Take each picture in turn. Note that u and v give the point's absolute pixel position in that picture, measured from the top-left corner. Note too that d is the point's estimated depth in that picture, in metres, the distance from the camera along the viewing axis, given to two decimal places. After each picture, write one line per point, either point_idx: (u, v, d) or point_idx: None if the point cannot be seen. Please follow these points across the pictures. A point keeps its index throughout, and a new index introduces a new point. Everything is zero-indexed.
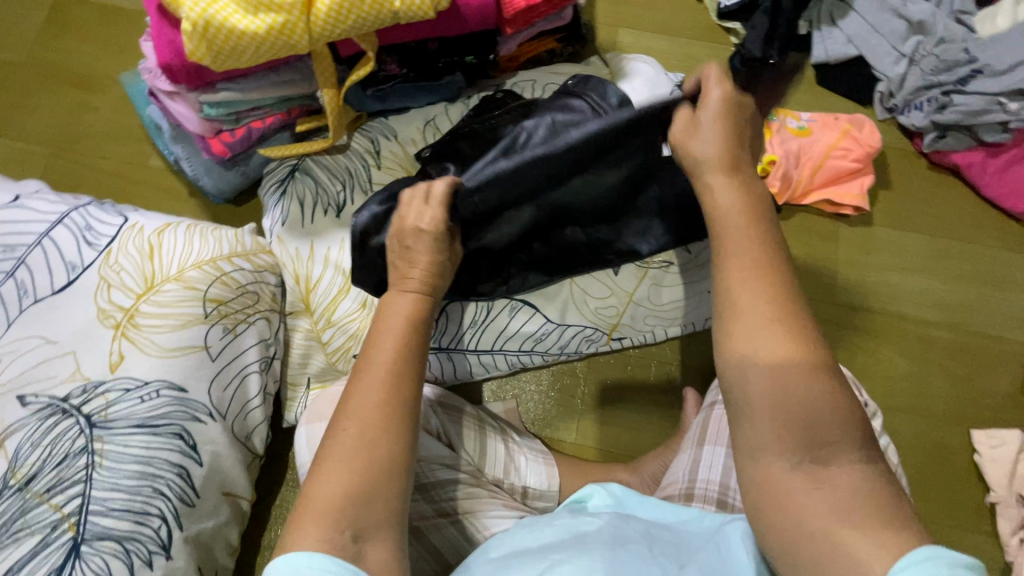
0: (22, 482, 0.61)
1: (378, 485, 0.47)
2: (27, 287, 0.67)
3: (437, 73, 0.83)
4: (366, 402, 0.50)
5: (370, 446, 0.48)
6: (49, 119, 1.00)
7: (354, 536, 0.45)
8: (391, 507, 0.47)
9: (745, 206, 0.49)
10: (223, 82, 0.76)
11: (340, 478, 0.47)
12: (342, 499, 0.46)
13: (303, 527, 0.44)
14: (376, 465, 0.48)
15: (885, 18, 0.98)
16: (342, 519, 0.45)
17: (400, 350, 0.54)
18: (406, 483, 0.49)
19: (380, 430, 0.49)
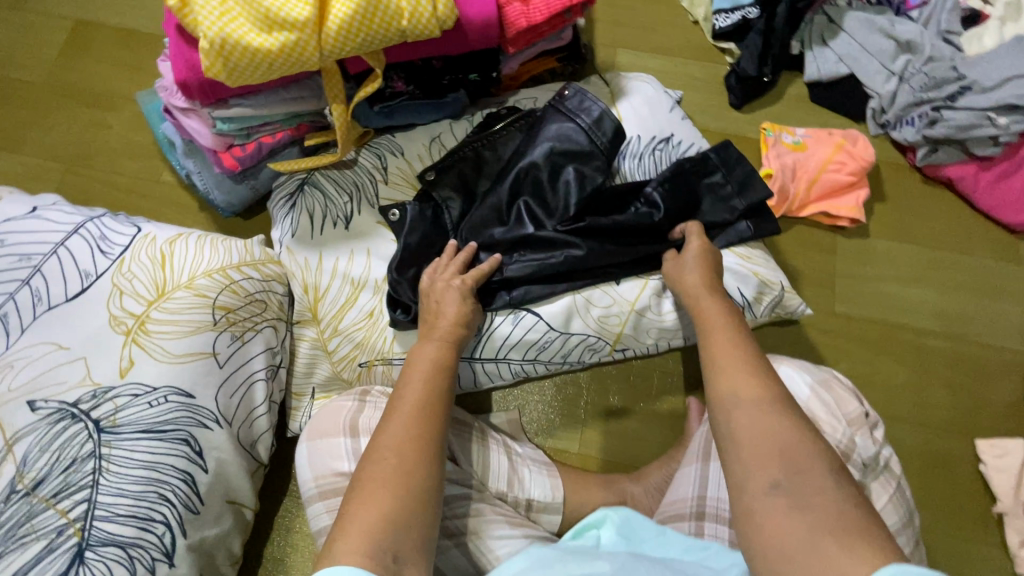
0: (30, 487, 0.61)
1: (415, 510, 0.50)
2: (41, 294, 0.69)
3: (442, 91, 0.86)
4: (398, 435, 0.55)
5: (407, 471, 0.52)
6: (65, 137, 1.03)
7: (393, 558, 0.47)
8: (425, 533, 0.50)
9: (717, 306, 0.66)
10: (236, 98, 0.79)
11: (379, 503, 0.49)
12: (382, 524, 0.48)
13: (344, 545, 0.46)
14: (412, 490, 0.51)
15: (874, 38, 1.01)
16: (382, 541, 0.47)
17: (425, 391, 0.60)
18: (437, 510, 0.52)
19: (416, 457, 0.53)
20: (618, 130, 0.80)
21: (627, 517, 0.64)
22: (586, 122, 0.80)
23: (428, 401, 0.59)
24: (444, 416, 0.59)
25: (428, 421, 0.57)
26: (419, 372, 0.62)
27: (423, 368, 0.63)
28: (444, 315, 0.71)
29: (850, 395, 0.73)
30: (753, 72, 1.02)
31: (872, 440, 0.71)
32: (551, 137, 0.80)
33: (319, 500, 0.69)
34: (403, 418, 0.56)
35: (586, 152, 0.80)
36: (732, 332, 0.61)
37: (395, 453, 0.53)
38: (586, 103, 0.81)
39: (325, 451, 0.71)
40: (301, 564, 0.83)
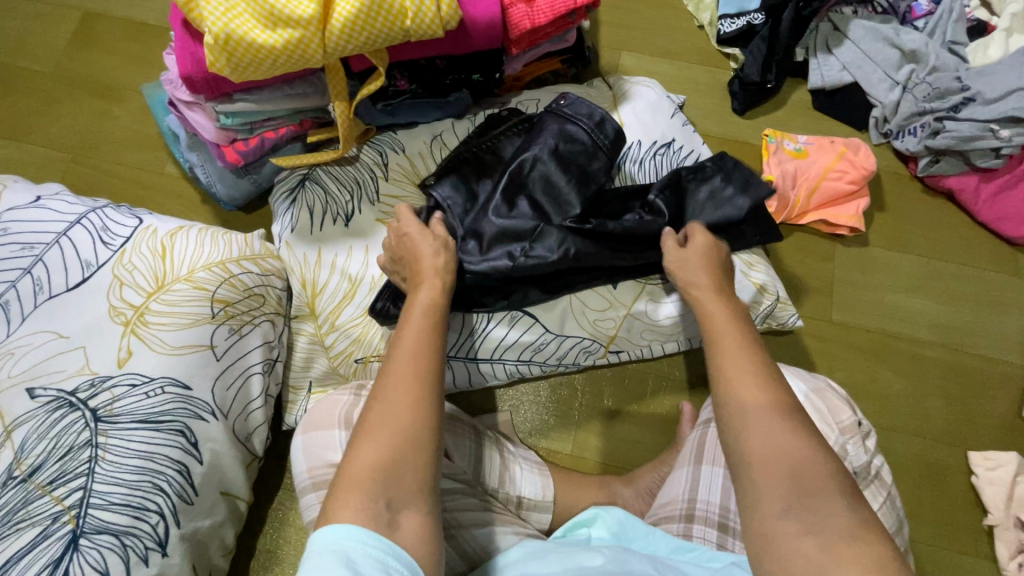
0: (27, 473, 0.62)
1: (408, 453, 0.49)
2: (43, 284, 0.70)
3: (445, 90, 0.86)
4: (397, 379, 0.54)
5: (401, 414, 0.51)
6: (71, 126, 1.04)
7: (387, 505, 0.46)
8: (422, 474, 0.49)
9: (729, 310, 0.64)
10: (240, 93, 0.80)
11: (375, 451, 0.49)
12: (375, 468, 0.48)
13: (341, 498, 0.47)
14: (407, 431, 0.50)
15: (878, 47, 1.01)
16: (374, 489, 0.47)
17: (424, 335, 0.58)
18: (435, 449, 0.51)
19: (411, 398, 0.52)
20: (620, 133, 0.81)
21: (620, 518, 0.71)
22: (585, 122, 0.80)
23: (423, 342, 0.57)
24: (439, 354, 0.57)
25: (424, 360, 0.55)
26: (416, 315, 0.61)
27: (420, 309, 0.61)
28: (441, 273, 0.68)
29: (844, 403, 0.73)
30: (757, 78, 1.02)
31: (865, 449, 0.71)
32: (553, 138, 0.79)
33: (312, 491, 0.70)
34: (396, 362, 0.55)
35: (588, 152, 0.80)
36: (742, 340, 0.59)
37: (389, 395, 0.52)
38: (587, 107, 0.80)
39: (320, 444, 0.72)
40: (293, 556, 0.84)
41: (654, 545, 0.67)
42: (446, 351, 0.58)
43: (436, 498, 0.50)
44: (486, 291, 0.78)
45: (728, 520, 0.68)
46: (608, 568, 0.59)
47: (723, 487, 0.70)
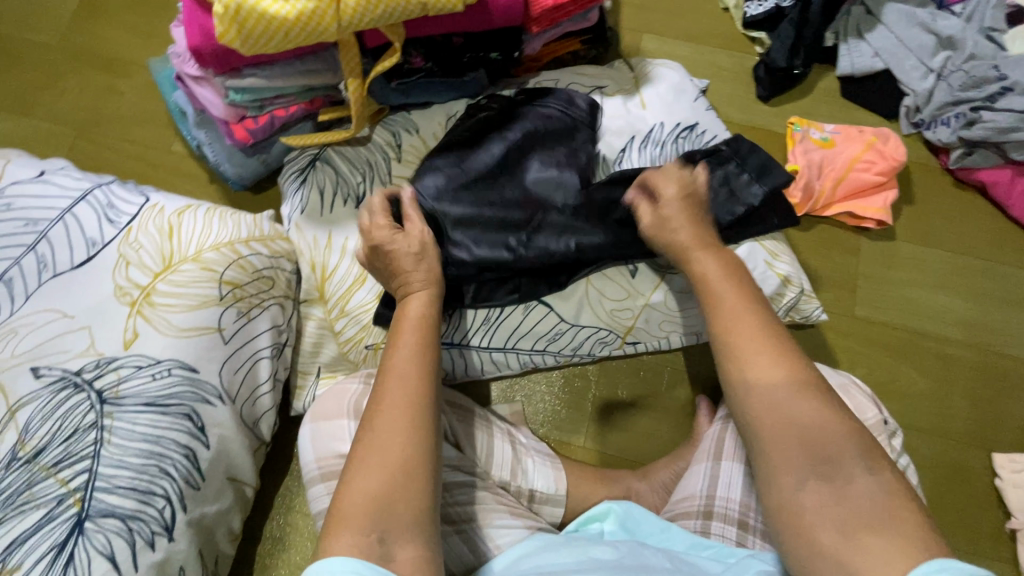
0: (31, 454, 0.61)
1: (397, 486, 0.49)
2: (48, 261, 0.68)
3: (462, 69, 0.83)
4: (387, 409, 0.53)
5: (392, 445, 0.51)
6: (77, 101, 1.02)
7: (379, 539, 0.46)
8: (415, 505, 0.49)
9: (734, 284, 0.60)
10: (250, 68, 0.77)
11: (366, 483, 0.49)
12: (367, 503, 0.47)
13: (336, 532, 0.47)
14: (397, 465, 0.50)
15: (913, 32, 0.97)
16: (365, 524, 0.47)
17: (415, 360, 0.57)
18: (426, 479, 0.50)
19: (401, 430, 0.52)
20: (593, 104, 0.82)
21: (630, 509, 0.69)
22: (560, 103, 0.81)
23: (413, 366, 0.56)
24: (429, 380, 0.56)
25: (414, 388, 0.55)
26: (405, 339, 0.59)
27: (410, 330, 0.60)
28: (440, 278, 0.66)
29: (870, 401, 0.71)
30: (784, 63, 0.98)
31: (891, 449, 0.69)
32: (531, 118, 0.79)
33: (320, 482, 0.69)
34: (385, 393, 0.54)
35: (568, 127, 0.80)
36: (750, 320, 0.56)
37: (378, 429, 0.52)
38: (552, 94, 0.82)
39: (328, 434, 0.70)
40: (300, 543, 0.82)
41: (670, 540, 0.65)
42: (437, 377, 0.57)
43: (431, 527, 0.49)
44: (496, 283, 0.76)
45: (748, 518, 0.67)
46: (622, 561, 0.58)
47: (743, 484, 0.68)
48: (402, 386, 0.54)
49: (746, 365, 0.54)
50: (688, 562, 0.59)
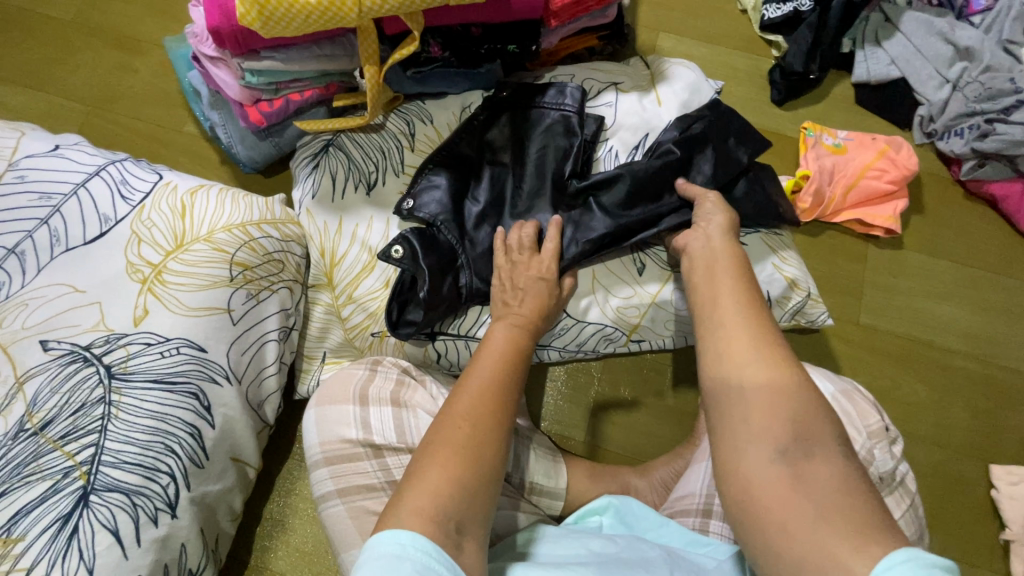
0: (39, 426, 0.61)
1: (481, 478, 0.50)
2: (59, 235, 0.68)
3: (478, 60, 0.83)
4: (476, 407, 0.54)
5: (481, 441, 0.52)
6: (90, 78, 1.01)
7: (456, 528, 0.46)
8: (489, 504, 0.50)
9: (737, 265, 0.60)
10: (267, 51, 0.77)
11: (449, 469, 0.49)
12: (450, 489, 0.48)
13: (410, 507, 0.46)
14: (483, 460, 0.51)
15: (930, 42, 0.97)
16: (447, 508, 0.47)
17: (501, 371, 0.59)
18: (501, 481, 0.52)
19: (490, 427, 0.53)
20: (581, 93, 0.81)
21: (629, 504, 0.70)
22: (554, 102, 0.81)
23: (503, 378, 0.58)
24: (516, 394, 0.58)
25: (501, 395, 0.56)
26: (493, 354, 0.62)
27: (498, 349, 0.62)
28: (520, 307, 0.70)
29: (871, 408, 0.72)
30: (800, 67, 0.98)
31: (891, 455, 0.70)
32: (523, 120, 0.81)
33: (323, 466, 0.70)
34: (476, 390, 0.56)
35: (562, 124, 0.80)
36: (744, 300, 0.54)
37: (469, 421, 0.53)
38: (545, 90, 0.82)
39: (333, 419, 0.72)
40: (299, 527, 0.83)
41: (666, 535, 0.66)
42: (520, 390, 0.59)
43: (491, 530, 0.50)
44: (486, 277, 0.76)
45: None
46: (620, 555, 0.59)
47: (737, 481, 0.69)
48: (492, 392, 0.56)
49: (722, 356, 0.51)
50: (685, 558, 0.60)
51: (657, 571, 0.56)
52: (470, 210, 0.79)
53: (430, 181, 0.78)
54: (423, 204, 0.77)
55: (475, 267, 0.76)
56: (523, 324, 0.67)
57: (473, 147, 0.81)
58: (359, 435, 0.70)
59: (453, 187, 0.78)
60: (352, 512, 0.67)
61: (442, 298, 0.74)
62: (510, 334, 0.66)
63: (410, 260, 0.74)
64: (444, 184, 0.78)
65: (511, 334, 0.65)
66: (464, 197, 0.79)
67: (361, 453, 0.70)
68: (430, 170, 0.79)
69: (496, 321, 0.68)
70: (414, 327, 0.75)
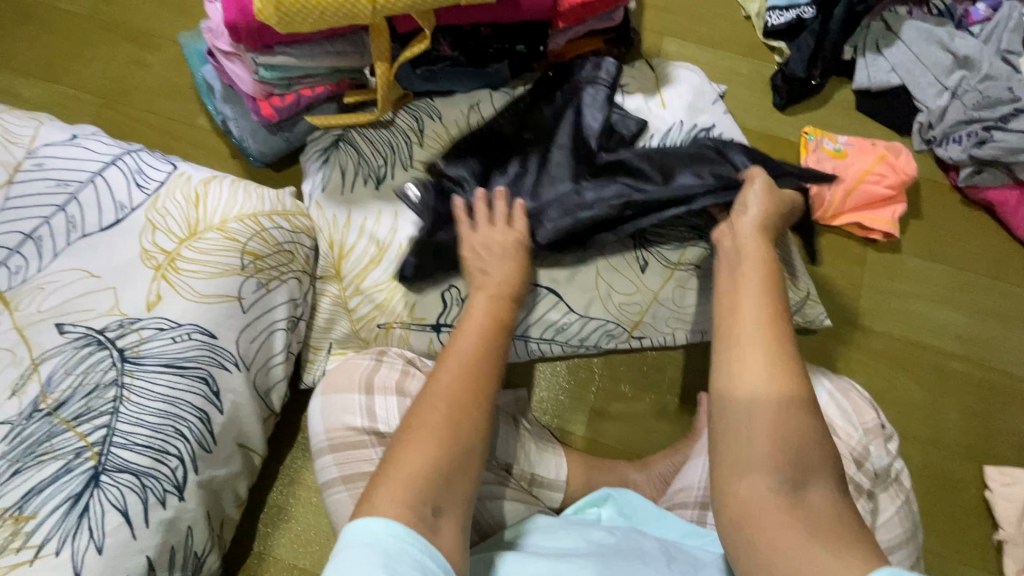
0: (52, 407, 0.63)
1: (456, 458, 0.51)
2: (76, 222, 0.70)
3: (487, 60, 0.85)
4: (454, 386, 0.55)
5: (459, 422, 0.52)
6: (104, 71, 1.03)
7: (432, 510, 0.47)
8: (466, 486, 0.51)
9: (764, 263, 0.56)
10: (281, 46, 0.79)
11: (426, 452, 0.50)
12: (428, 472, 0.49)
13: (387, 493, 0.47)
14: (459, 443, 0.51)
15: (930, 50, 0.99)
16: (424, 492, 0.48)
17: (481, 348, 0.59)
18: (477, 460, 0.52)
19: (469, 407, 0.54)
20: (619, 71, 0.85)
21: (629, 498, 0.72)
22: (591, 79, 0.85)
23: (480, 354, 0.58)
24: (493, 369, 0.58)
25: (480, 373, 0.56)
26: (474, 329, 0.61)
27: (477, 325, 0.62)
28: (497, 276, 0.69)
29: (868, 406, 0.74)
30: (802, 73, 0.99)
31: (886, 453, 0.71)
32: (561, 97, 0.84)
33: (328, 453, 0.71)
34: (454, 370, 0.56)
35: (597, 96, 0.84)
36: (766, 307, 0.51)
37: (445, 403, 0.53)
38: (583, 66, 0.86)
39: (338, 407, 0.73)
40: (302, 515, 0.84)
41: (664, 528, 0.67)
42: (501, 367, 0.59)
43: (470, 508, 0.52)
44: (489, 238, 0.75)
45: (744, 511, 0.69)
46: (620, 547, 0.61)
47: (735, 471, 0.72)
48: (468, 370, 0.56)
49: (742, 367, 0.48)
50: (682, 551, 0.62)
51: (657, 564, 0.58)
52: (499, 179, 0.81)
53: (462, 151, 0.82)
54: (450, 165, 0.81)
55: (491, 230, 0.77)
56: (503, 296, 0.67)
57: (511, 126, 0.83)
58: (365, 423, 0.71)
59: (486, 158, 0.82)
60: (356, 498, 0.68)
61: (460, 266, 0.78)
62: (491, 306, 0.65)
63: (423, 214, 0.79)
64: (478, 157, 0.81)
65: (490, 306, 0.65)
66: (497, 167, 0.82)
67: (366, 441, 0.71)
68: (465, 143, 0.82)
69: (478, 292, 0.68)
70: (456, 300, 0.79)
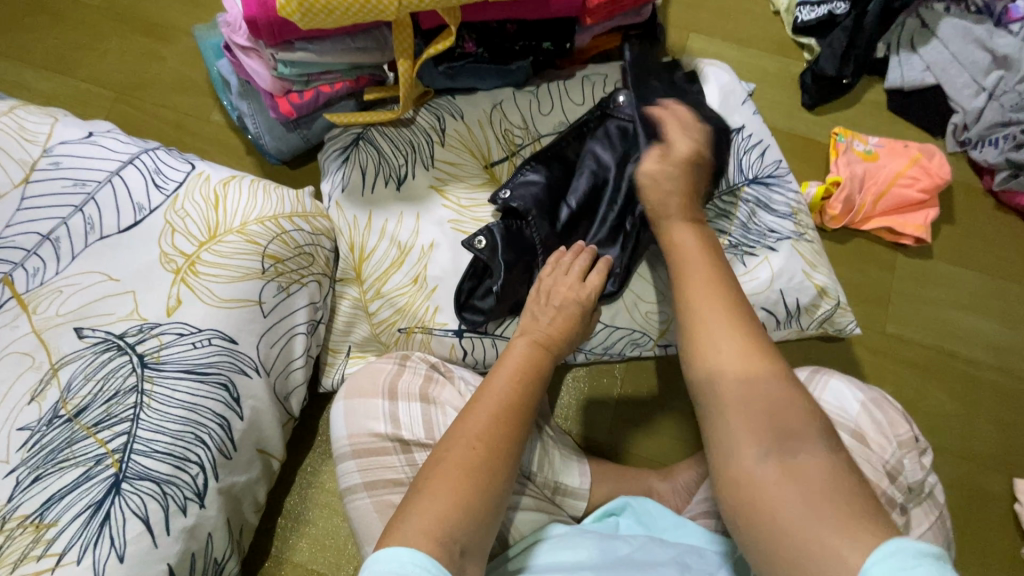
0: (73, 413, 0.62)
1: (485, 503, 0.50)
2: (94, 223, 0.68)
3: (511, 57, 0.82)
4: (485, 427, 0.54)
5: (489, 463, 0.52)
6: (118, 64, 1.01)
7: (459, 551, 0.47)
8: (490, 528, 0.51)
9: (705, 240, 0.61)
10: (301, 42, 0.76)
11: (453, 492, 0.49)
12: (454, 512, 0.48)
13: (412, 525, 0.47)
14: (491, 487, 0.51)
15: (968, 49, 0.95)
16: (452, 532, 0.47)
17: (514, 388, 0.58)
18: (505, 507, 0.52)
19: (499, 450, 0.53)
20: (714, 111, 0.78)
21: (647, 506, 0.71)
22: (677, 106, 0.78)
23: (519, 403, 0.57)
24: (530, 418, 0.57)
25: (512, 416, 0.56)
26: (510, 367, 0.60)
27: (516, 364, 0.61)
28: (545, 322, 0.67)
29: (901, 417, 0.71)
30: (833, 72, 0.96)
31: (920, 466, 0.69)
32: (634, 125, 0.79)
33: (351, 458, 0.70)
34: (486, 409, 0.55)
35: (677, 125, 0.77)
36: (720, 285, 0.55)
37: (481, 445, 0.52)
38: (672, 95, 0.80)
39: (361, 412, 0.72)
40: (319, 518, 0.83)
41: (684, 536, 0.66)
42: (533, 410, 0.58)
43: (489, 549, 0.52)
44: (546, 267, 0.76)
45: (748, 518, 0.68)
46: (632, 556, 0.61)
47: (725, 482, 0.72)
48: (507, 418, 0.55)
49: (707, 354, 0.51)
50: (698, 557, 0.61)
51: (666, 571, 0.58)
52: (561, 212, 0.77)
53: (528, 176, 0.76)
54: (518, 195, 0.75)
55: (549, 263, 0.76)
56: (545, 343, 0.64)
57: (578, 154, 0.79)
58: (388, 430, 0.70)
59: (552, 184, 0.77)
60: (378, 506, 0.67)
61: (514, 290, 0.75)
62: (531, 348, 0.63)
63: (490, 250, 0.73)
64: (540, 181, 0.76)
65: (533, 352, 0.63)
66: (562, 193, 0.77)
67: (389, 448, 0.70)
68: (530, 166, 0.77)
69: (518, 335, 0.66)
70: (480, 314, 0.77)
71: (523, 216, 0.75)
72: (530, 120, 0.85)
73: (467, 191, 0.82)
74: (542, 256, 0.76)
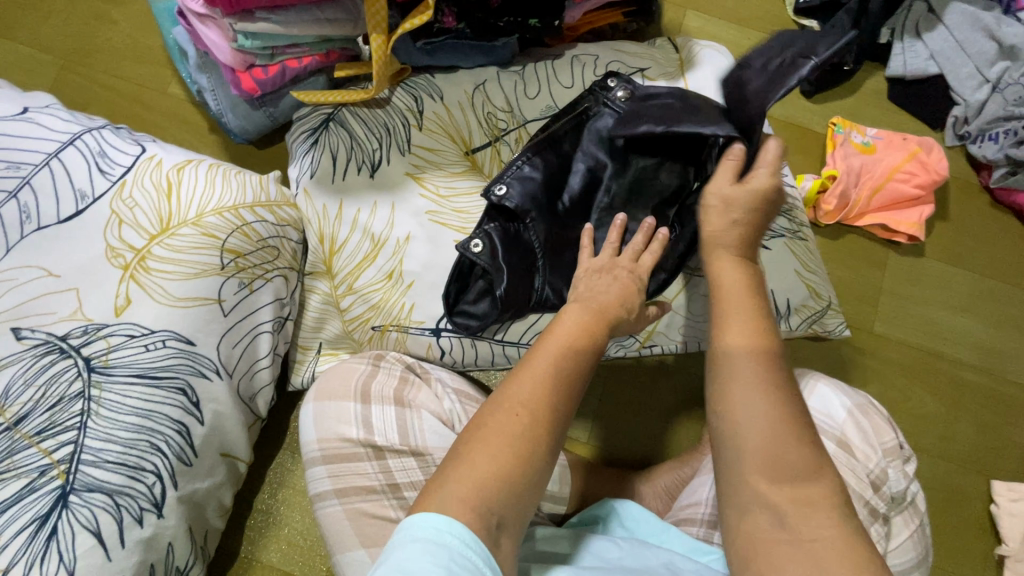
0: (11, 422, 0.56)
1: (531, 472, 0.46)
2: (31, 212, 0.62)
3: (495, 34, 0.76)
4: (535, 393, 0.49)
5: (537, 435, 0.47)
6: (63, 27, 0.92)
7: (496, 523, 0.44)
8: (530, 502, 0.47)
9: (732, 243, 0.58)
10: (263, 11, 0.69)
11: (496, 462, 0.45)
12: (495, 483, 0.45)
13: (446, 496, 0.44)
14: (536, 456, 0.47)
15: (974, 37, 0.91)
16: (491, 503, 0.44)
17: (570, 356, 0.52)
18: (550, 477, 0.48)
19: (550, 420, 0.48)
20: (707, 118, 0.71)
21: (630, 509, 0.68)
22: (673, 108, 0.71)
23: (573, 368, 0.51)
24: (582, 385, 0.52)
25: (566, 385, 0.50)
26: (567, 333, 0.54)
27: (573, 329, 0.54)
28: (602, 290, 0.60)
29: (887, 424, 0.70)
30: (834, 58, 0.92)
31: (904, 475, 0.68)
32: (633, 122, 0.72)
33: (320, 464, 0.67)
34: (540, 375, 0.50)
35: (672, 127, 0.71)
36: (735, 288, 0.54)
37: (527, 412, 0.48)
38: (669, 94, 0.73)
39: (332, 416, 0.68)
40: (290, 520, 0.81)
41: (667, 541, 0.64)
42: (587, 382, 0.52)
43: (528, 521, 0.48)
44: (550, 276, 0.71)
45: None
46: (623, 563, 0.58)
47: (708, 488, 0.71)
48: (561, 381, 0.50)
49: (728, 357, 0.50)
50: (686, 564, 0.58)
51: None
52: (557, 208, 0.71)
53: (523, 170, 0.70)
54: (514, 193, 0.69)
55: (550, 271, 0.71)
56: (601, 307, 0.58)
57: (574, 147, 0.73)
58: (361, 434, 0.67)
59: (549, 178, 0.71)
60: (349, 513, 0.64)
61: (515, 297, 0.69)
62: (588, 315, 0.56)
63: (488, 257, 0.68)
64: (536, 176, 0.70)
65: (590, 316, 0.56)
66: (558, 189, 0.72)
67: (361, 454, 0.66)
68: (527, 158, 0.71)
69: (573, 298, 0.59)
70: (473, 319, 0.72)
71: (520, 217, 0.70)
72: (515, 103, 0.80)
73: (447, 179, 0.76)
74: (543, 259, 0.70)
